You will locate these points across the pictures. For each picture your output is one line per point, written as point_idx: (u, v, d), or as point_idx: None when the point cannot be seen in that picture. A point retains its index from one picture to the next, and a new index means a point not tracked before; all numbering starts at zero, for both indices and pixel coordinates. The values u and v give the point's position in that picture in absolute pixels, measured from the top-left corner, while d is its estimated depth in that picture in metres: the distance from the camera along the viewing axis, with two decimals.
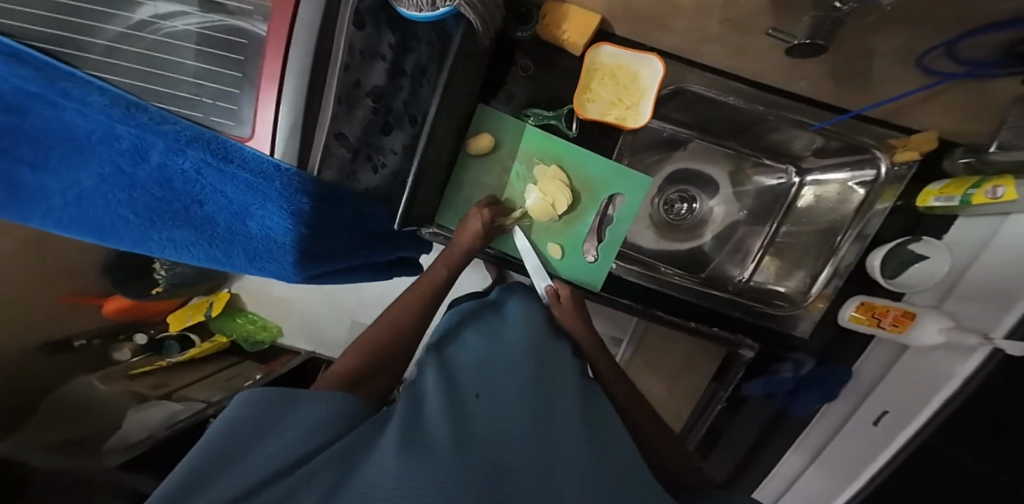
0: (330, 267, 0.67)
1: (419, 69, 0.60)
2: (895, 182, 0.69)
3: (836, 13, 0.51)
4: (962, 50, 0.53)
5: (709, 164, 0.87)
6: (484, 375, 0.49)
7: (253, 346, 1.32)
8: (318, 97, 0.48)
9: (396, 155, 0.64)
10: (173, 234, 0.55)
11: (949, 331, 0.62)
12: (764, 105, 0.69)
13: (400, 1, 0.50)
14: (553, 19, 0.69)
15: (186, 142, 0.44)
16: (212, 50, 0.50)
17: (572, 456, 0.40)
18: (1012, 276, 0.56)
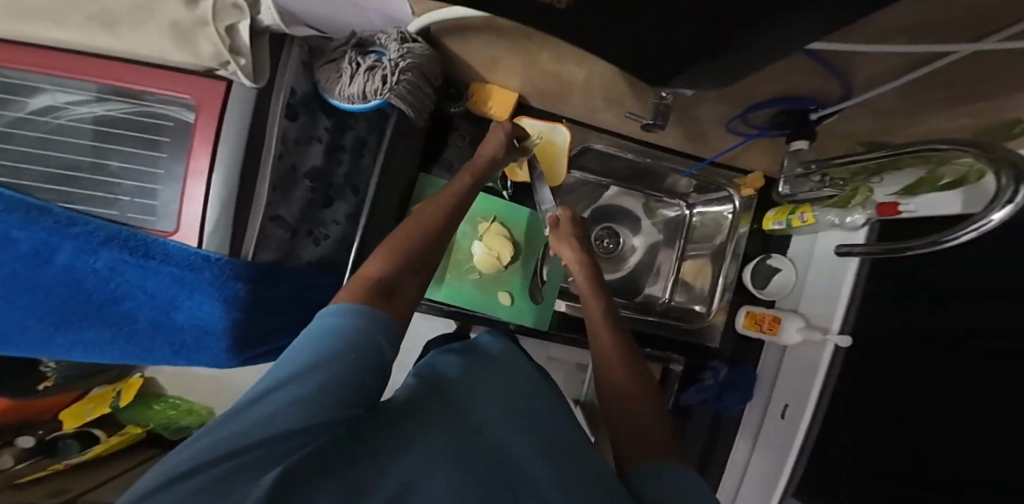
0: (266, 348, 0.67)
1: (360, 143, 0.67)
2: (748, 209, 0.90)
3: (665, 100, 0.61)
4: (753, 119, 0.65)
5: (629, 200, 1.01)
6: (500, 400, 0.51)
7: (174, 432, 1.30)
8: (252, 185, 0.52)
9: (339, 224, 0.66)
10: (81, 333, 0.57)
11: (804, 330, 0.79)
12: (652, 157, 0.90)
13: (333, 95, 0.62)
14: (479, 97, 0.83)
15: (101, 242, 0.47)
16: (127, 148, 0.52)
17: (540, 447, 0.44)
18: (830, 278, 0.79)
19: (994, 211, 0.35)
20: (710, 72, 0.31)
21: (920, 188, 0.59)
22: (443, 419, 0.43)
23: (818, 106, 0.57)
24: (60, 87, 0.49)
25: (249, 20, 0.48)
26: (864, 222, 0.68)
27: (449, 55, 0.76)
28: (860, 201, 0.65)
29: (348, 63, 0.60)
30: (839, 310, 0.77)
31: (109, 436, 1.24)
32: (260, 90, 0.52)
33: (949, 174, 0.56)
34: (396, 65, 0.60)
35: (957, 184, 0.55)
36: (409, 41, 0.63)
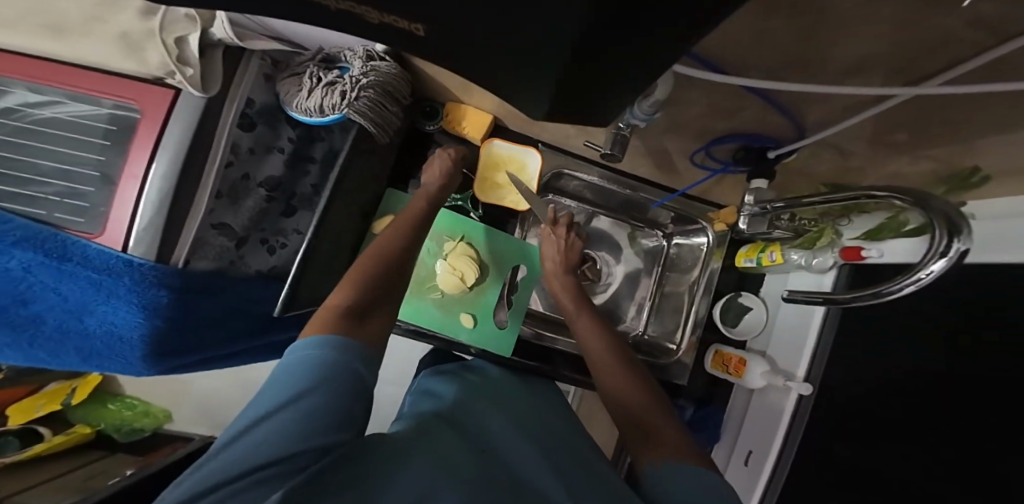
0: (193, 358, 0.64)
1: (331, 155, 0.66)
2: (721, 244, 0.86)
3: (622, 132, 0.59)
4: (717, 153, 0.63)
5: (614, 229, 0.98)
6: (498, 427, 0.57)
7: (128, 435, 1.29)
8: (194, 185, 0.50)
9: (298, 235, 0.65)
10: None
11: (768, 376, 0.76)
12: (627, 188, 0.88)
13: (291, 106, 0.58)
14: (454, 117, 0.83)
15: (13, 243, 0.47)
16: (62, 149, 0.50)
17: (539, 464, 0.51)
18: (797, 322, 0.77)
19: (932, 262, 0.35)
20: (615, 103, 0.29)
21: (882, 233, 0.57)
22: (426, 434, 0.50)
23: (775, 143, 0.56)
24: (11, 86, 0.49)
25: (200, 33, 0.47)
26: (832, 263, 0.64)
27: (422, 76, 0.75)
28: (825, 242, 0.62)
29: (309, 77, 0.58)
30: (804, 355, 0.75)
31: (54, 435, 1.21)
32: (210, 99, 0.50)
33: (914, 219, 0.53)
34: (356, 82, 0.60)
35: (921, 229, 0.51)
36: (375, 59, 0.63)
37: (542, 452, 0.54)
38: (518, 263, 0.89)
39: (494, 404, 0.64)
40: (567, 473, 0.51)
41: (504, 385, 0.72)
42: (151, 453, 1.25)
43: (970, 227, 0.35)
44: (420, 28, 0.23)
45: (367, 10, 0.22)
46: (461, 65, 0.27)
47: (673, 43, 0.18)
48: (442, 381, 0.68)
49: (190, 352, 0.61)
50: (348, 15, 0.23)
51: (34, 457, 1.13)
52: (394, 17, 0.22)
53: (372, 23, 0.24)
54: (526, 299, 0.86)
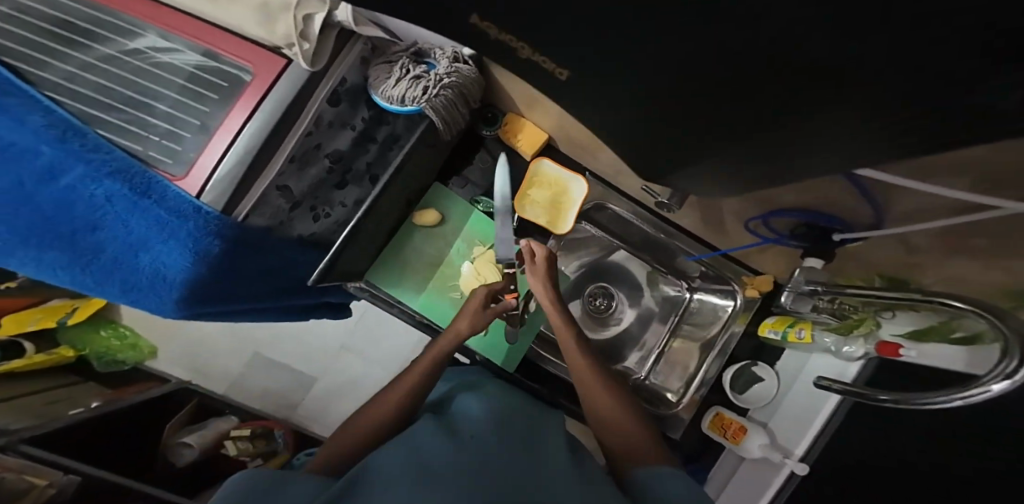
0: (222, 308, 0.63)
1: (391, 138, 0.63)
2: (747, 309, 0.85)
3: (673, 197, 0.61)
4: (775, 223, 0.65)
5: (635, 266, 0.98)
6: (490, 423, 0.61)
7: (107, 366, 1.27)
8: (273, 148, 0.51)
9: (344, 208, 0.63)
10: (46, 253, 0.56)
11: (765, 448, 0.81)
12: (665, 233, 0.88)
13: (376, 89, 0.59)
14: (511, 128, 0.80)
15: (107, 173, 0.45)
16: (170, 93, 0.49)
17: (517, 462, 0.54)
18: (806, 404, 0.80)
19: (996, 382, 0.39)
20: (735, 158, 0.29)
21: (929, 335, 0.60)
22: (417, 449, 0.53)
23: (843, 227, 0.56)
24: (145, 30, 0.49)
25: (326, 15, 0.49)
26: (860, 356, 0.70)
27: (493, 80, 0.73)
28: (864, 332, 0.68)
29: (399, 67, 0.59)
30: (807, 437, 0.79)
31: (36, 353, 1.18)
32: (312, 73, 0.52)
33: (963, 328, 0.56)
34: (439, 80, 0.61)
35: (969, 340, 0.55)
36: (460, 61, 0.63)
37: (538, 462, 0.55)
38: None
39: (485, 408, 0.64)
40: (559, 480, 0.53)
41: (504, 389, 0.73)
42: (127, 387, 1.23)
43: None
44: (563, 73, 0.24)
45: (522, 46, 0.23)
46: (603, 97, 0.27)
47: (881, 124, 0.18)
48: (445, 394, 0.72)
49: (221, 302, 0.60)
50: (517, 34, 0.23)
51: (11, 373, 1.10)
52: (548, 60, 0.23)
53: (521, 57, 0.25)
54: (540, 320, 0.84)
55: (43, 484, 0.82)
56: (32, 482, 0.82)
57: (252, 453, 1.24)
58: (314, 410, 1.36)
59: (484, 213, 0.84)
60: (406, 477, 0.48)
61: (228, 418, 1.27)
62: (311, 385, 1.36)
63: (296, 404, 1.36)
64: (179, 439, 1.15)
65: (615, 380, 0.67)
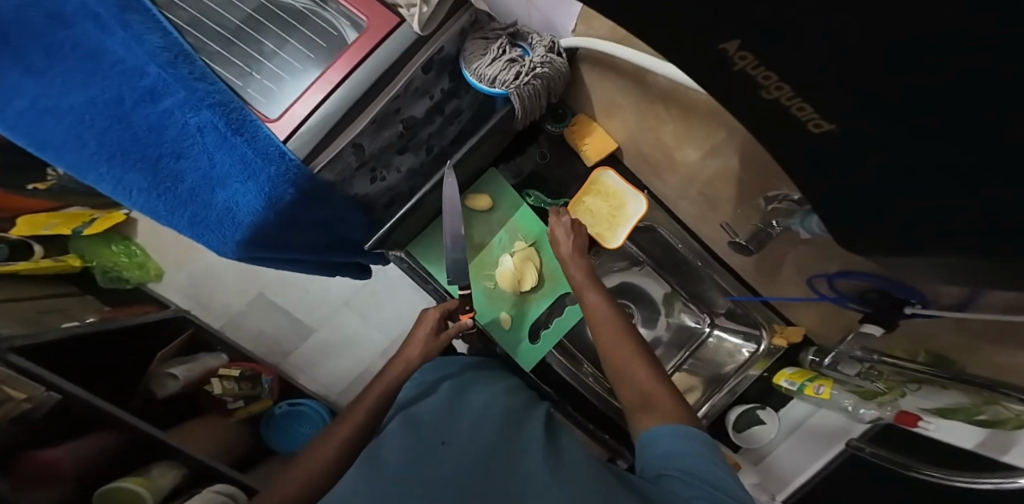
0: (272, 254, 0.62)
1: (455, 113, 0.63)
2: (767, 356, 0.85)
3: (768, 230, 0.57)
4: (842, 285, 0.59)
5: (653, 285, 0.95)
6: (467, 426, 0.52)
7: (109, 282, 1.25)
8: (362, 107, 0.48)
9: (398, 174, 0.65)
10: (126, 175, 0.49)
11: (755, 487, 0.81)
12: (703, 262, 0.83)
13: (469, 65, 0.55)
14: (580, 129, 0.71)
15: (208, 105, 0.42)
16: (290, 38, 0.48)
17: (490, 478, 0.45)
18: (795, 453, 0.83)
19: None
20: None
21: (955, 414, 0.60)
22: (374, 470, 0.46)
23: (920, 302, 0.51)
24: None
25: None
26: (871, 418, 0.70)
27: (580, 79, 0.65)
28: (887, 400, 0.69)
29: (497, 45, 0.54)
30: (792, 483, 0.80)
31: (44, 257, 1.14)
32: (420, 38, 0.48)
33: (989, 412, 0.56)
34: (532, 68, 0.57)
35: (994, 423, 0.55)
36: (555, 52, 0.59)
37: (511, 466, 0.47)
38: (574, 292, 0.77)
39: (458, 408, 0.56)
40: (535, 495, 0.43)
41: (492, 381, 0.65)
42: (127, 306, 1.21)
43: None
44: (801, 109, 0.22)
45: (779, 87, 0.21)
46: (786, 134, 0.25)
47: None
48: (424, 390, 0.64)
49: (271, 248, 0.59)
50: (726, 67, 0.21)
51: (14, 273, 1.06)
52: (808, 109, 0.22)
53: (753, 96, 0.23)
54: (566, 331, 0.76)
55: (19, 397, 0.71)
56: (7, 394, 0.70)
57: (236, 395, 1.16)
58: (305, 361, 1.35)
59: (532, 209, 0.77)
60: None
61: (217, 355, 1.20)
62: (308, 336, 1.35)
63: (289, 352, 1.35)
64: (166, 370, 1.06)
65: (641, 343, 0.60)
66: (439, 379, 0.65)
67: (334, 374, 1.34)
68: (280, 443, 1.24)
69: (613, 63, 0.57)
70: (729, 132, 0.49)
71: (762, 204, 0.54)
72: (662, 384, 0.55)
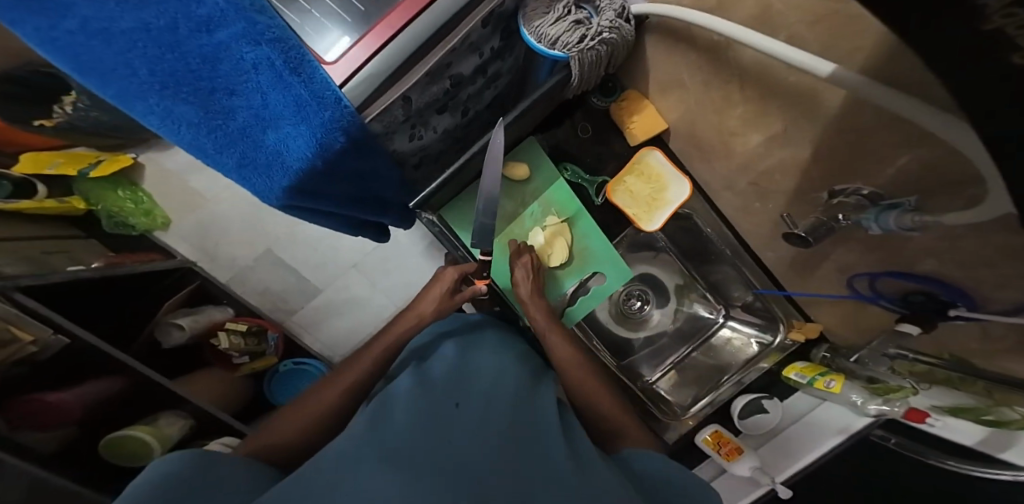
0: (311, 206, 0.61)
1: (496, 75, 0.61)
2: (780, 351, 0.85)
3: (835, 224, 0.52)
4: (882, 285, 0.60)
5: (668, 274, 0.94)
6: (480, 388, 0.53)
7: (114, 227, 1.21)
8: (421, 56, 0.46)
9: (434, 133, 0.63)
10: (173, 110, 0.43)
11: (757, 470, 0.80)
12: (732, 251, 0.83)
13: (529, 23, 0.52)
14: (629, 106, 0.70)
15: (268, 41, 0.38)
16: None
17: (507, 435, 0.45)
18: (795, 438, 0.82)
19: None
20: None
21: (965, 413, 0.60)
22: (382, 415, 0.46)
23: (964, 306, 0.49)
24: None
25: None
26: (876, 412, 0.70)
27: (642, 51, 0.64)
28: (897, 397, 0.68)
29: (562, 4, 0.52)
30: (793, 466, 0.78)
31: (47, 197, 1.10)
32: None
33: (997, 413, 0.56)
34: (598, 32, 0.54)
35: (1001, 423, 0.55)
36: (624, 19, 0.56)
37: (529, 430, 0.48)
38: (601, 272, 0.76)
39: (465, 366, 0.58)
40: (540, 457, 0.44)
41: (500, 341, 0.66)
42: (135, 254, 1.19)
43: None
44: None
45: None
46: None
47: None
48: (432, 342, 0.65)
49: (314, 200, 0.58)
50: None
51: (15, 211, 1.02)
52: None
53: None
54: (589, 312, 0.75)
55: (25, 340, 0.69)
56: (15, 335, 0.68)
57: (242, 350, 1.16)
58: (310, 320, 1.34)
59: (568, 183, 0.75)
60: (367, 440, 0.42)
61: (224, 309, 1.20)
62: (314, 296, 1.33)
63: (295, 310, 1.34)
64: (173, 319, 1.05)
65: (596, 367, 0.64)
66: (446, 336, 0.66)
67: (338, 335, 1.34)
68: (278, 396, 1.25)
69: (682, 34, 0.55)
70: (808, 118, 0.47)
71: (826, 198, 0.52)
72: (617, 409, 0.60)
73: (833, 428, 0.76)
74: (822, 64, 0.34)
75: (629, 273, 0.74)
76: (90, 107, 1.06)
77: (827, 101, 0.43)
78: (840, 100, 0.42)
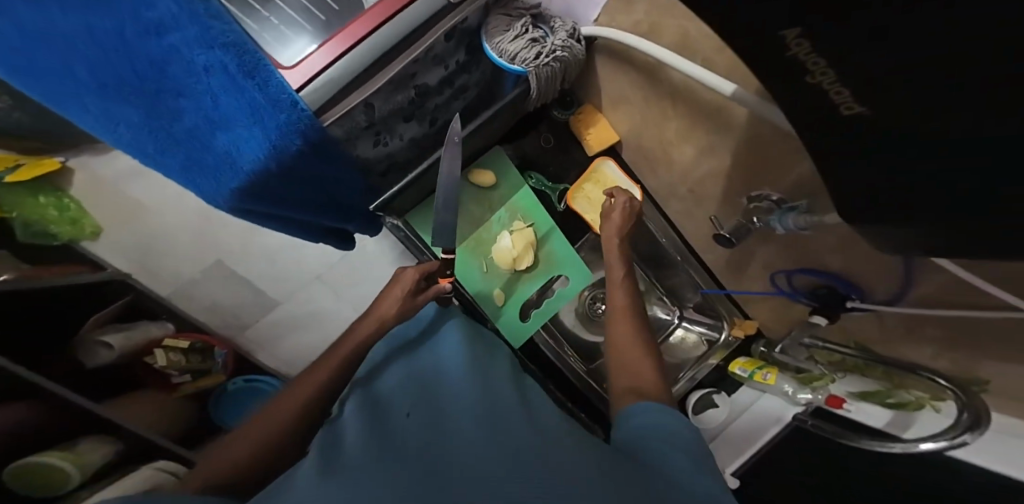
0: (266, 210, 0.58)
1: (462, 87, 0.64)
2: (726, 347, 0.92)
3: (751, 226, 0.59)
4: (796, 280, 0.69)
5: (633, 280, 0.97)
6: (441, 383, 0.51)
7: (30, 236, 1.09)
8: (381, 67, 0.48)
9: (398, 141, 0.65)
10: (114, 108, 0.45)
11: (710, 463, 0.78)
12: (682, 256, 0.89)
13: (491, 39, 0.56)
14: (586, 118, 0.74)
15: (220, 45, 0.37)
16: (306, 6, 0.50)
17: (474, 408, 0.43)
18: (745, 433, 0.81)
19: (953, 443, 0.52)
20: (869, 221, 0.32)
21: (871, 397, 0.69)
22: (334, 441, 0.42)
23: (858, 296, 0.60)
24: None
25: None
26: (806, 401, 0.76)
27: (593, 69, 0.70)
28: (821, 385, 0.76)
29: (520, 23, 0.56)
30: (741, 454, 0.76)
31: None
32: (449, 5, 0.48)
33: (897, 397, 0.67)
34: (553, 50, 0.59)
35: (900, 406, 0.65)
36: (575, 39, 0.61)
37: (493, 395, 0.47)
38: (565, 274, 0.79)
39: (420, 370, 0.56)
40: (505, 414, 0.43)
41: (450, 326, 0.65)
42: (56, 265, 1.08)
43: (985, 425, 0.52)
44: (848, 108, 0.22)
45: None
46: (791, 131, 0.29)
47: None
48: (379, 363, 0.62)
49: (268, 204, 0.56)
50: (766, 68, 0.23)
51: None
52: None
53: (791, 97, 0.25)
54: (556, 312, 0.77)
55: None
56: None
57: (183, 368, 1.06)
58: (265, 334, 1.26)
59: (533, 191, 0.79)
60: (317, 462, 0.38)
61: (164, 325, 1.10)
62: (271, 309, 1.25)
63: (248, 325, 1.25)
64: (99, 337, 0.95)
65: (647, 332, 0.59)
66: (399, 354, 0.62)
67: (297, 350, 1.26)
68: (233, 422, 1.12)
69: (629, 55, 0.62)
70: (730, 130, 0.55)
71: (744, 203, 0.59)
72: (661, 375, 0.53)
73: (772, 417, 0.79)
74: (726, 85, 0.40)
75: (589, 275, 0.78)
76: (12, 108, 1.03)
77: (736, 117, 0.54)
78: (744, 116, 0.53)
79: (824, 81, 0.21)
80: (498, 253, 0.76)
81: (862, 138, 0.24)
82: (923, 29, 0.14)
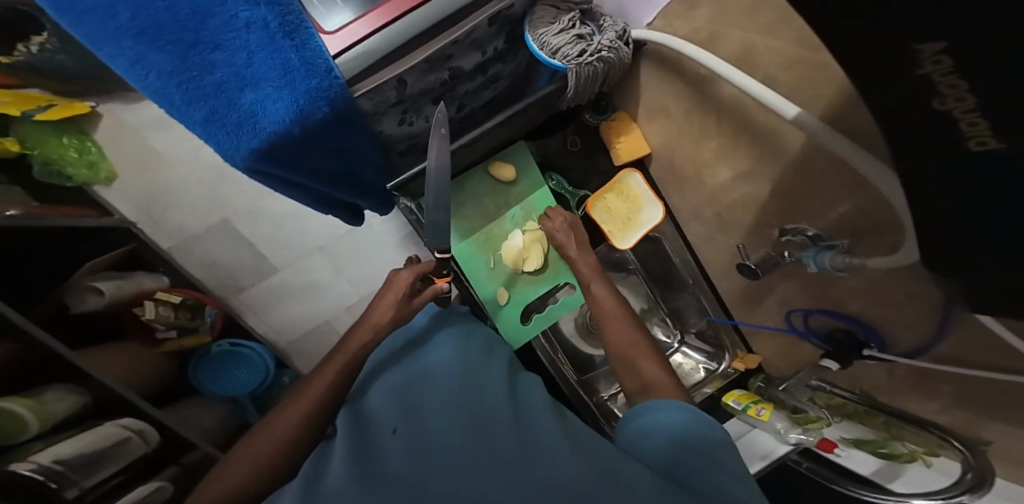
0: (279, 174, 0.56)
1: (494, 77, 0.62)
2: (722, 378, 0.90)
3: (781, 260, 0.56)
4: (813, 321, 0.67)
5: (635, 295, 0.96)
6: (428, 394, 0.50)
7: (46, 176, 1.07)
8: (418, 44, 0.46)
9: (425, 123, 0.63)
10: (144, 55, 0.38)
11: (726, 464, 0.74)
12: (694, 278, 0.87)
13: (534, 29, 0.53)
14: (617, 126, 0.73)
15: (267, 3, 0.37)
16: None
17: (456, 422, 0.42)
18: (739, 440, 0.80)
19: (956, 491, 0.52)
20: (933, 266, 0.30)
21: (864, 444, 0.67)
22: (320, 472, 0.41)
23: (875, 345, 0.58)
24: None
25: None
26: (797, 441, 0.71)
27: (636, 75, 0.68)
28: (815, 427, 0.72)
29: (566, 18, 0.54)
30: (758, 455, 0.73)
31: None
32: None
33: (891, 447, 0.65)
34: (598, 49, 0.57)
35: (893, 457, 0.64)
36: (623, 41, 0.59)
37: (478, 404, 0.46)
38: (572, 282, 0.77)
39: (413, 376, 0.55)
40: (490, 427, 0.42)
41: (447, 333, 0.63)
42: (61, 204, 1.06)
43: (988, 487, 0.51)
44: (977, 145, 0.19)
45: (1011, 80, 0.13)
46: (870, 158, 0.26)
47: None
48: (376, 371, 0.61)
49: (284, 168, 0.54)
50: (880, 83, 0.21)
51: None
52: None
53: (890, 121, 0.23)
54: (558, 319, 0.75)
55: None
56: None
57: (169, 324, 1.02)
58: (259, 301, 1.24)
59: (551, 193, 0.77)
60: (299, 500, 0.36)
61: (159, 278, 1.08)
62: (268, 276, 1.23)
63: (243, 289, 1.23)
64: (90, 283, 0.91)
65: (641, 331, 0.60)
66: (394, 360, 0.61)
67: (290, 320, 1.24)
68: (208, 385, 1.08)
69: (676, 64, 0.60)
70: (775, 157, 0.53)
71: (777, 235, 0.57)
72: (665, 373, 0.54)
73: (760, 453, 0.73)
74: (791, 108, 0.38)
75: None
76: (57, 50, 0.99)
77: (788, 144, 0.51)
78: (799, 142, 0.50)
79: (957, 108, 0.18)
80: (507, 251, 0.74)
81: (958, 178, 0.22)
82: (960, 24, 0.14)
